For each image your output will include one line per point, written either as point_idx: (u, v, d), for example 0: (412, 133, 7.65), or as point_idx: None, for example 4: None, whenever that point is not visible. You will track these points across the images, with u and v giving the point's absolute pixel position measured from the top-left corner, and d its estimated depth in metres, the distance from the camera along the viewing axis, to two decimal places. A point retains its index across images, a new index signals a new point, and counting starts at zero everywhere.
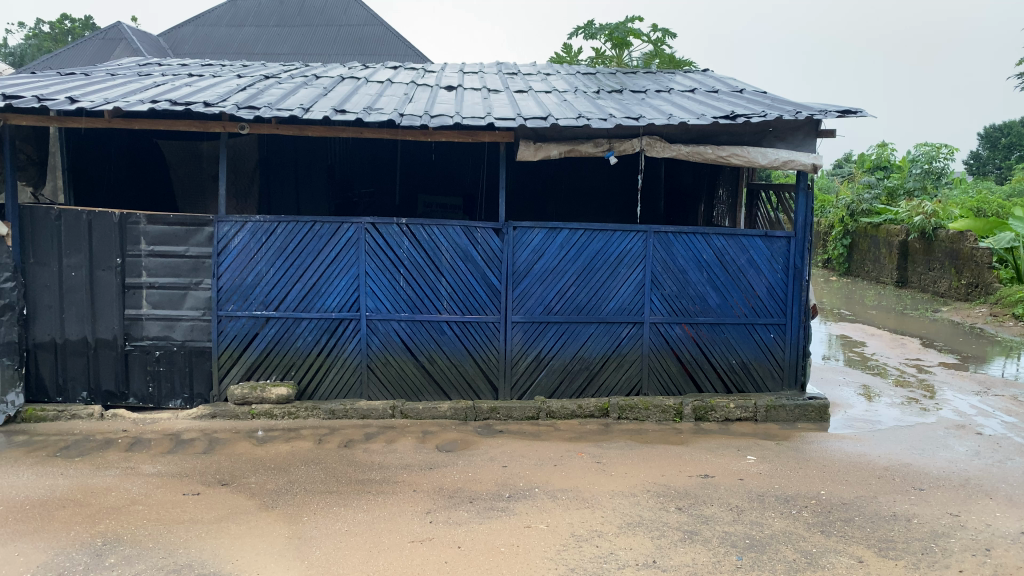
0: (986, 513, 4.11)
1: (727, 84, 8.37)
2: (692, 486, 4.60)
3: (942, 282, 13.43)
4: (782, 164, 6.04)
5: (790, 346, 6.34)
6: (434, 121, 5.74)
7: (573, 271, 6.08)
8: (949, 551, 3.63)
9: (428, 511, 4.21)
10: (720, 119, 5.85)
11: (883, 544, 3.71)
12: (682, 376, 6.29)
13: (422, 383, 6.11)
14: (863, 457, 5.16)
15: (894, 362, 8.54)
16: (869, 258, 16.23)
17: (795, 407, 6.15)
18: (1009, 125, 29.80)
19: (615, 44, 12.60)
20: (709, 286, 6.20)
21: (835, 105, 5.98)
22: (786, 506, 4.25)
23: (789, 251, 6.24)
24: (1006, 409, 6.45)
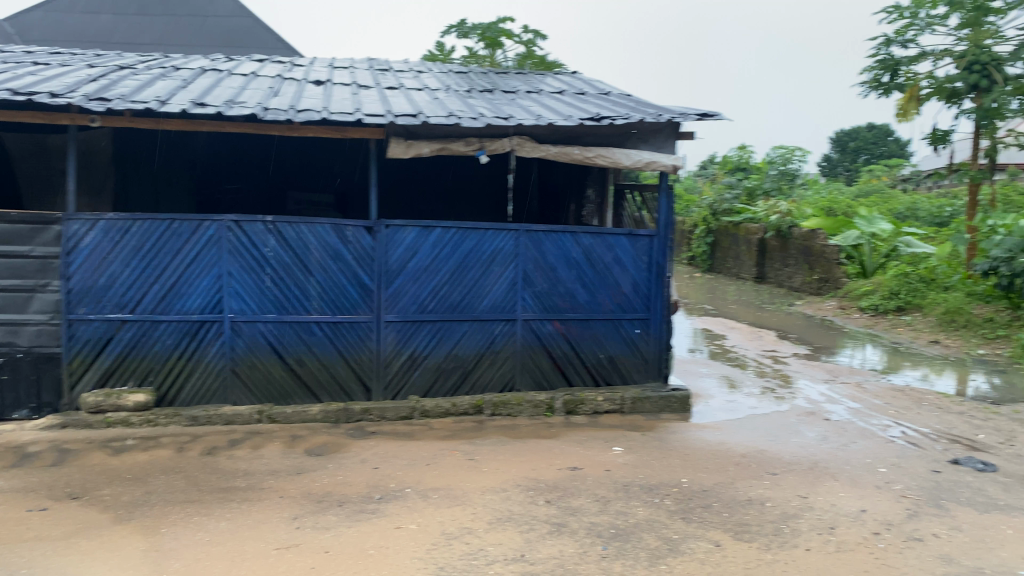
0: (831, 494, 4.39)
1: (595, 87, 8.57)
2: (561, 478, 4.68)
3: (796, 278, 14.25)
4: (645, 164, 6.26)
5: (655, 340, 6.61)
6: (301, 115, 5.60)
7: (445, 270, 6.07)
8: (797, 531, 3.85)
9: (295, 517, 4.11)
10: (587, 120, 5.99)
11: (738, 528, 3.90)
12: (554, 371, 6.41)
13: (290, 386, 5.94)
14: (721, 445, 5.41)
15: (752, 353, 8.99)
16: (729, 255, 17.04)
17: (659, 398, 6.38)
18: (856, 130, 32.02)
19: (487, 44, 12.68)
20: (579, 283, 6.34)
21: (694, 108, 6.24)
22: (650, 495, 4.39)
23: (652, 249, 6.50)
24: (851, 396, 6.92)
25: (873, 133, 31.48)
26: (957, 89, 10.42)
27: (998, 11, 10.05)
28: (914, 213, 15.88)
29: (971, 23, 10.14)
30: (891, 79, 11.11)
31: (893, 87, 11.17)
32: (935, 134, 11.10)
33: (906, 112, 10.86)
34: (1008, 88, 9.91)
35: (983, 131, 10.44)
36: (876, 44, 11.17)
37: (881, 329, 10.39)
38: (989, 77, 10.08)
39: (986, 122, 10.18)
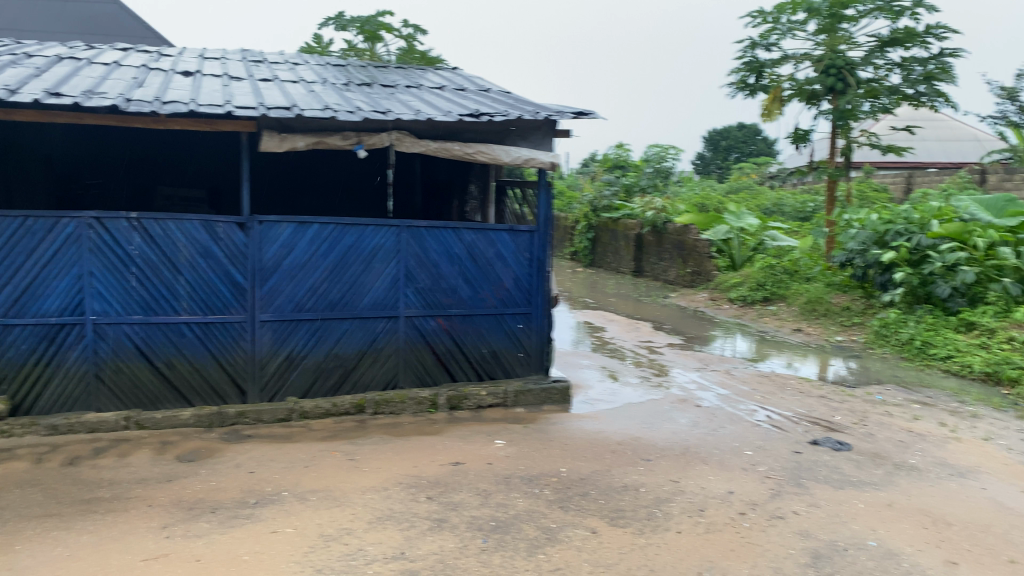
0: (701, 477, 4.58)
1: (476, 83, 8.61)
2: (443, 474, 4.68)
3: (671, 272, 14.76)
4: (524, 161, 6.34)
5: (536, 333, 6.73)
6: (167, 107, 5.35)
7: (324, 267, 5.94)
8: (669, 515, 4.00)
9: (164, 526, 3.94)
10: (466, 116, 6.00)
11: (614, 514, 4.01)
12: (436, 367, 6.40)
13: (160, 390, 5.68)
14: (599, 434, 5.54)
15: (630, 344, 9.26)
16: (609, 250, 17.47)
17: (541, 391, 6.49)
18: (727, 129, 33.49)
19: (367, 37, 12.51)
20: (461, 279, 6.36)
21: (571, 106, 6.35)
22: (529, 486, 4.45)
23: (532, 244, 6.60)
24: (721, 382, 7.25)
25: (743, 132, 32.99)
26: (816, 91, 11.05)
27: (851, 18, 10.71)
28: (779, 208, 16.74)
29: (827, 29, 10.76)
30: (756, 81, 11.66)
31: (759, 88, 11.72)
32: (797, 133, 11.72)
33: (770, 113, 11.44)
34: (860, 92, 10.61)
35: (839, 131, 11.11)
36: (742, 48, 11.70)
37: (749, 318, 10.92)
38: (843, 81, 10.76)
39: (841, 122, 10.86)
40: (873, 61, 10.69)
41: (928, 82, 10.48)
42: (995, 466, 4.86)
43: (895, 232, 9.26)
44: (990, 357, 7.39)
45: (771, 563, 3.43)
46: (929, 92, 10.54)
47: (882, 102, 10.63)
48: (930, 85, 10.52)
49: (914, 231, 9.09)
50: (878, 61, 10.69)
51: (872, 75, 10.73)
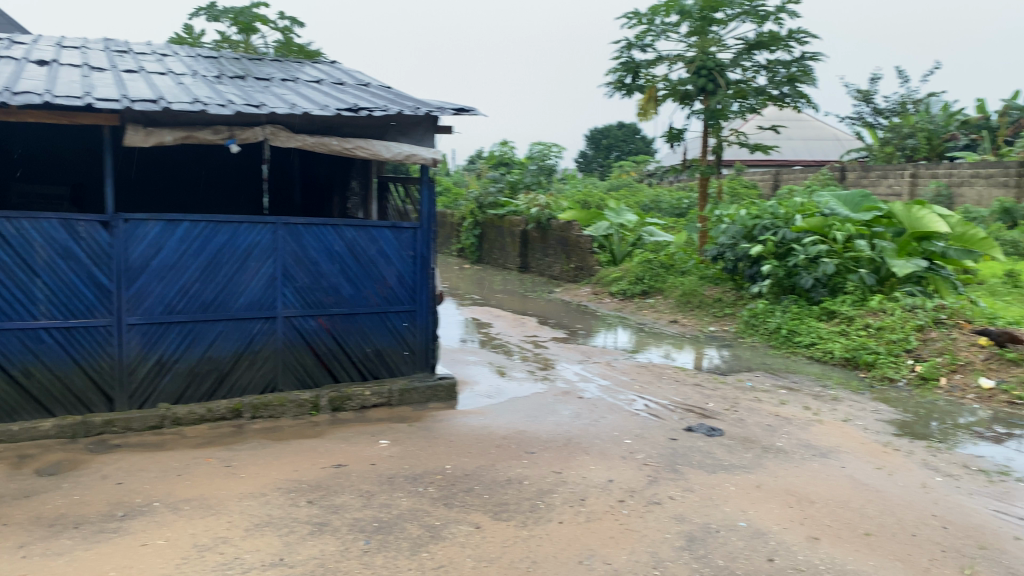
0: (582, 467, 4.67)
1: (355, 77, 8.47)
2: (324, 477, 4.59)
3: (555, 267, 15.01)
4: (405, 157, 6.23)
5: (420, 331, 6.69)
6: (19, 98, 5.00)
7: (196, 267, 5.71)
8: (551, 506, 4.06)
9: (22, 545, 3.69)
10: (343, 110, 5.89)
11: (498, 508, 4.04)
12: (318, 368, 6.26)
13: (16, 401, 5.30)
14: (484, 430, 5.57)
15: (516, 339, 9.35)
16: (495, 247, 17.59)
17: (426, 389, 6.46)
18: (608, 128, 34.34)
19: (241, 29, 12.09)
20: (341, 277, 6.25)
21: (451, 103, 6.33)
22: (413, 485, 4.43)
23: (415, 241, 6.55)
24: (602, 374, 7.43)
25: (623, 132, 33.90)
26: (689, 91, 11.45)
27: (720, 21, 11.15)
28: (658, 205, 17.31)
29: (698, 32, 11.18)
30: (633, 81, 11.98)
31: (635, 88, 12.05)
32: (672, 132, 12.12)
33: (646, 112, 11.80)
34: (729, 93, 11.11)
35: (711, 131, 11.57)
36: (619, 48, 12.00)
37: (629, 311, 11.24)
38: (714, 82, 11.20)
39: (713, 122, 11.32)
40: (741, 63, 11.18)
41: (791, 84, 11.06)
42: (853, 445, 5.19)
43: (763, 226, 9.72)
44: (849, 343, 7.86)
45: (648, 548, 3.53)
46: (792, 94, 11.12)
47: (749, 102, 11.16)
48: (793, 87, 11.10)
49: (780, 226, 9.57)
50: (745, 63, 11.18)
51: (740, 76, 11.22)
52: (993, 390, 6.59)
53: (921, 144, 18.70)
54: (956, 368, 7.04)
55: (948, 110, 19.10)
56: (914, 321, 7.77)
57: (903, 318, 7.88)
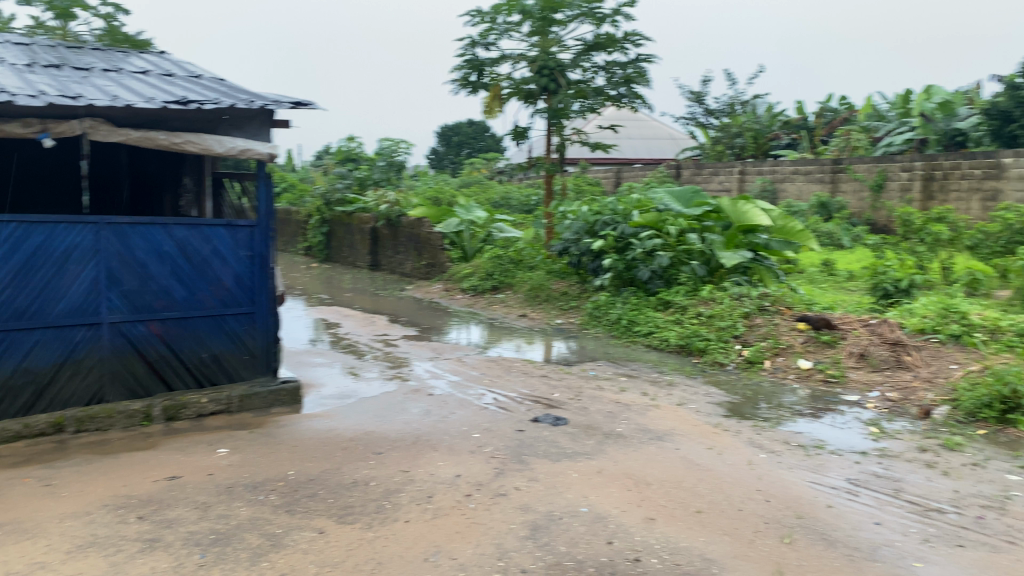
0: (430, 465, 4.66)
1: (185, 69, 8.06)
2: (157, 491, 4.34)
3: (406, 264, 14.90)
4: (239, 152, 5.98)
5: (261, 333, 6.46)
6: None
7: (6, 271, 5.23)
8: (398, 505, 4.03)
9: None
10: (171, 103, 5.58)
11: (342, 511, 3.96)
12: (149, 376, 5.91)
13: None
14: (330, 432, 5.44)
15: (365, 338, 9.21)
16: (344, 245, 17.25)
17: (268, 393, 6.25)
18: (458, 125, 34.52)
19: (58, 14, 11.22)
20: (173, 279, 5.93)
21: (288, 96, 6.14)
22: (253, 493, 4.26)
23: (253, 240, 6.32)
24: (452, 370, 7.45)
25: (473, 129, 34.17)
26: (532, 90, 11.67)
27: (560, 22, 11.43)
28: (507, 201, 17.56)
29: (539, 31, 11.40)
30: (477, 79, 12.06)
31: (480, 86, 12.14)
32: (517, 130, 12.31)
33: (491, 110, 11.92)
34: (570, 92, 11.42)
35: (554, 129, 11.83)
36: (463, 45, 12.05)
37: (480, 307, 11.33)
38: (555, 81, 11.47)
39: (555, 120, 11.59)
40: (581, 63, 11.50)
41: (627, 85, 11.49)
42: (686, 427, 5.46)
43: (604, 222, 10.04)
44: (683, 331, 8.28)
45: (493, 540, 3.57)
46: (629, 95, 11.57)
47: (590, 102, 11.51)
48: (629, 87, 11.55)
49: (619, 221, 9.93)
50: (585, 63, 11.52)
51: (580, 77, 11.54)
52: (810, 370, 7.13)
53: (748, 142, 19.94)
54: (778, 351, 7.56)
55: (772, 111, 20.49)
56: (741, 309, 8.29)
57: (731, 306, 8.38)
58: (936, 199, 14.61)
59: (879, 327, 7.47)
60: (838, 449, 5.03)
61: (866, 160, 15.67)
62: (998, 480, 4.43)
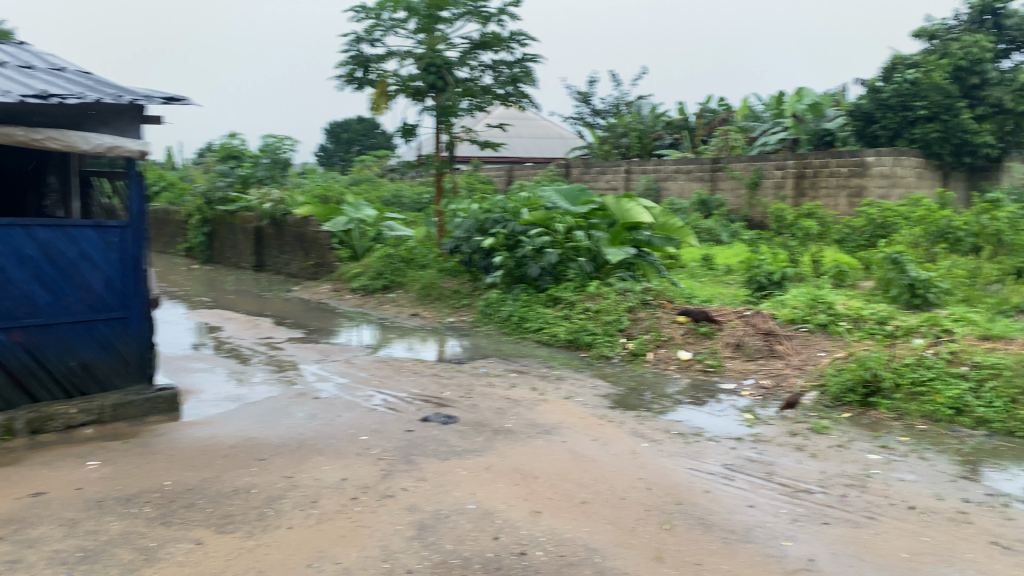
0: (315, 469, 4.57)
1: (47, 62, 7.59)
2: (19, 509, 4.08)
3: (293, 264, 14.54)
4: (107, 150, 5.70)
5: (135, 340, 6.17)
6: None
7: None
8: (281, 512, 3.93)
9: None
10: (29, 97, 5.24)
11: (222, 521, 3.83)
12: (11, 387, 5.55)
13: None
14: (210, 440, 5.25)
15: (248, 342, 8.93)
16: (227, 245, 16.69)
17: (144, 401, 5.98)
18: (347, 122, 33.95)
19: None
20: (36, 283, 5.58)
21: (160, 92, 5.88)
22: (125, 506, 4.07)
23: (125, 241, 6.02)
24: (340, 371, 7.32)
25: (362, 125, 33.71)
26: (420, 88, 11.61)
27: (447, 20, 11.41)
28: (398, 199, 17.41)
29: (426, 29, 11.34)
30: (364, 75, 11.89)
31: (366, 82, 11.97)
32: (405, 128, 12.20)
33: (378, 107, 11.78)
34: (458, 91, 11.41)
35: (443, 127, 11.81)
36: (348, 41, 11.86)
37: (369, 307, 11.17)
38: (443, 79, 11.44)
39: (444, 118, 11.56)
40: (468, 61, 11.52)
41: (515, 84, 11.59)
42: (573, 420, 5.56)
43: (494, 220, 10.07)
44: (571, 326, 8.42)
45: (379, 542, 3.54)
46: (516, 94, 11.66)
47: (477, 101, 11.54)
48: (516, 87, 11.64)
49: (509, 219, 9.95)
50: (471, 62, 11.54)
51: (468, 75, 11.56)
52: (690, 361, 7.39)
53: (633, 142, 20.47)
54: (660, 343, 7.80)
55: (656, 111, 21.10)
56: (625, 303, 8.49)
57: (617, 301, 8.57)
58: (807, 196, 15.39)
59: (753, 318, 7.82)
60: (715, 436, 5.24)
61: (743, 159, 16.35)
62: (860, 460, 4.71)
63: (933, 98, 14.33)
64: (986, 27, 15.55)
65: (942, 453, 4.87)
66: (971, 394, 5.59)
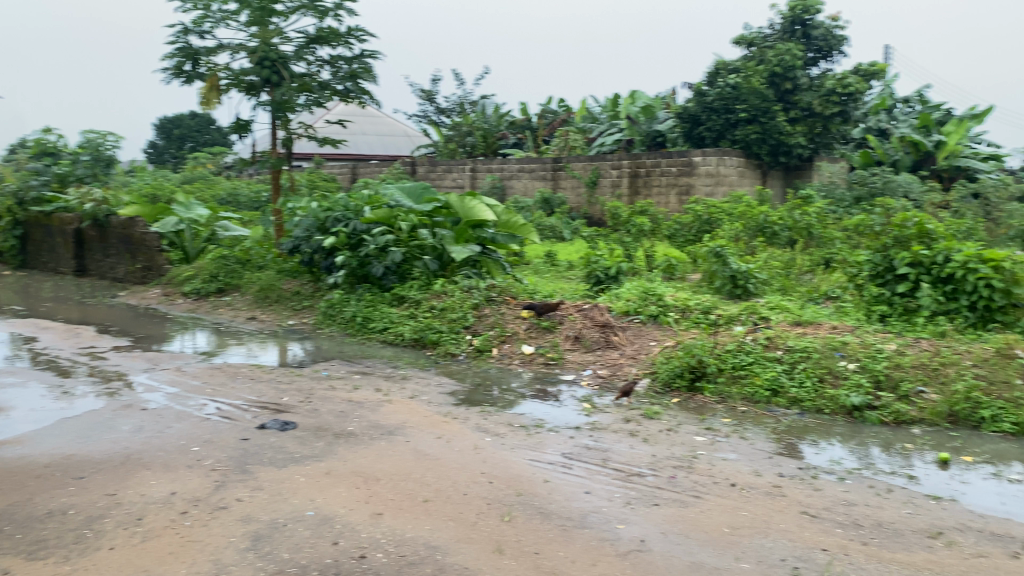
0: (141, 485, 4.30)
1: None
2: None
3: (118, 268, 13.62)
4: None
5: None
6: None
7: None
8: (101, 532, 3.67)
9: None
10: None
11: (34, 547, 3.54)
12: None
13: None
14: (21, 460, 4.83)
15: (67, 353, 8.28)
16: (43, 249, 15.44)
17: None
18: (178, 118, 32.29)
19: None
20: None
21: None
22: None
23: None
24: (171, 381, 6.92)
25: (196, 122, 32.14)
26: (254, 82, 11.18)
27: (280, 13, 11.06)
28: (234, 198, 16.73)
29: (258, 22, 10.93)
30: (192, 69, 11.31)
31: (195, 76, 11.40)
32: (239, 123, 11.72)
33: (208, 102, 11.25)
34: (294, 86, 11.07)
35: (279, 123, 11.42)
36: (175, 32, 11.25)
37: (203, 311, 10.66)
38: (278, 74, 11.09)
39: (280, 114, 11.18)
40: (304, 56, 11.20)
41: (354, 80, 11.38)
42: (416, 419, 5.54)
43: (335, 218, 9.90)
44: (417, 325, 8.37)
45: (210, 556, 3.38)
46: (355, 90, 11.45)
47: (315, 96, 11.24)
48: (355, 83, 11.43)
49: (351, 217, 9.84)
50: (308, 57, 11.24)
51: (304, 70, 11.25)
52: (533, 354, 7.54)
53: (478, 141, 20.67)
54: (504, 338, 7.91)
55: (498, 111, 21.40)
56: (470, 300, 8.54)
57: (462, 298, 8.61)
58: (641, 194, 16.11)
59: (591, 312, 8.08)
60: (555, 426, 5.38)
61: (582, 158, 16.87)
62: (687, 442, 4.98)
63: (752, 101, 15.30)
64: (797, 37, 16.77)
65: (760, 432, 5.23)
66: (785, 375, 6.04)
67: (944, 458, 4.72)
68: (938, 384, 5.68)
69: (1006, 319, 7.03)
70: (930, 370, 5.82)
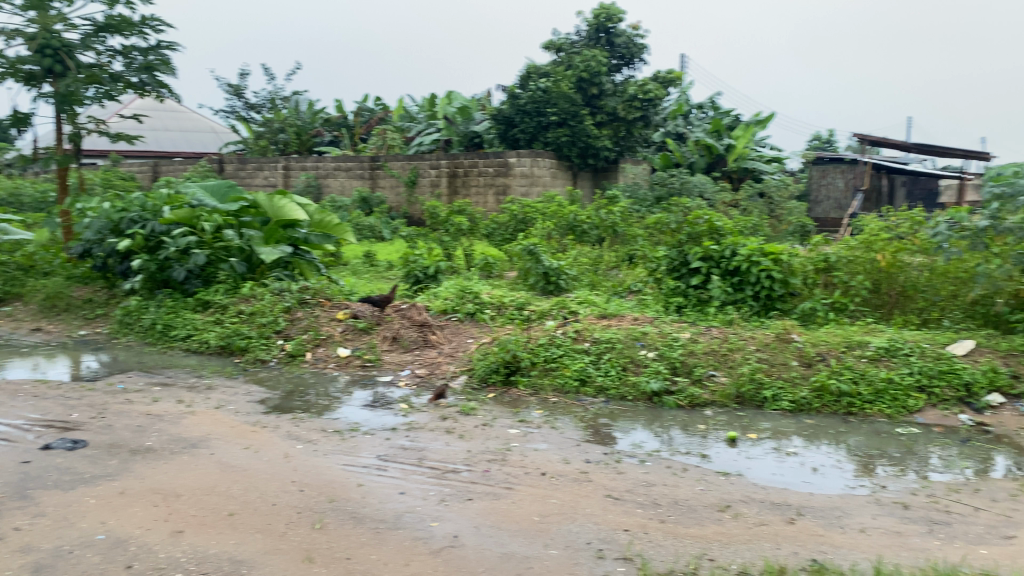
0: None
1: None
2: None
3: None
4: None
5: None
6: None
7: None
8: None
9: None
10: None
11: None
12: None
13: None
14: None
15: None
16: None
17: None
18: None
19: None
20: None
21: None
22: None
23: None
24: None
25: None
26: (33, 72, 10.20)
27: None
28: (16, 198, 15.23)
29: (37, 6, 9.99)
30: None
31: None
32: (17, 116, 10.66)
33: None
34: (80, 77, 10.18)
35: (65, 117, 10.48)
36: None
37: None
38: (62, 63, 10.19)
39: (64, 107, 10.26)
40: (92, 45, 10.37)
41: (149, 72, 10.65)
42: (223, 430, 5.29)
43: (130, 219, 9.22)
44: (223, 331, 7.98)
45: None
46: (152, 83, 10.73)
47: (106, 88, 10.39)
48: (151, 75, 10.71)
49: (148, 219, 9.19)
50: (97, 46, 10.42)
51: (93, 60, 10.41)
52: (349, 357, 7.40)
53: (291, 138, 20.03)
54: (319, 342, 7.72)
55: (312, 107, 20.88)
56: (281, 304, 8.27)
57: (272, 301, 8.31)
58: (459, 194, 16.27)
59: (408, 311, 8.06)
60: (370, 429, 5.31)
61: (399, 157, 16.81)
62: (501, 435, 5.08)
63: (561, 105, 15.82)
64: (601, 44, 17.56)
65: (570, 421, 5.43)
66: (592, 365, 6.31)
67: (732, 436, 5.11)
68: (727, 368, 6.15)
69: (784, 307, 7.78)
70: (719, 355, 6.29)
